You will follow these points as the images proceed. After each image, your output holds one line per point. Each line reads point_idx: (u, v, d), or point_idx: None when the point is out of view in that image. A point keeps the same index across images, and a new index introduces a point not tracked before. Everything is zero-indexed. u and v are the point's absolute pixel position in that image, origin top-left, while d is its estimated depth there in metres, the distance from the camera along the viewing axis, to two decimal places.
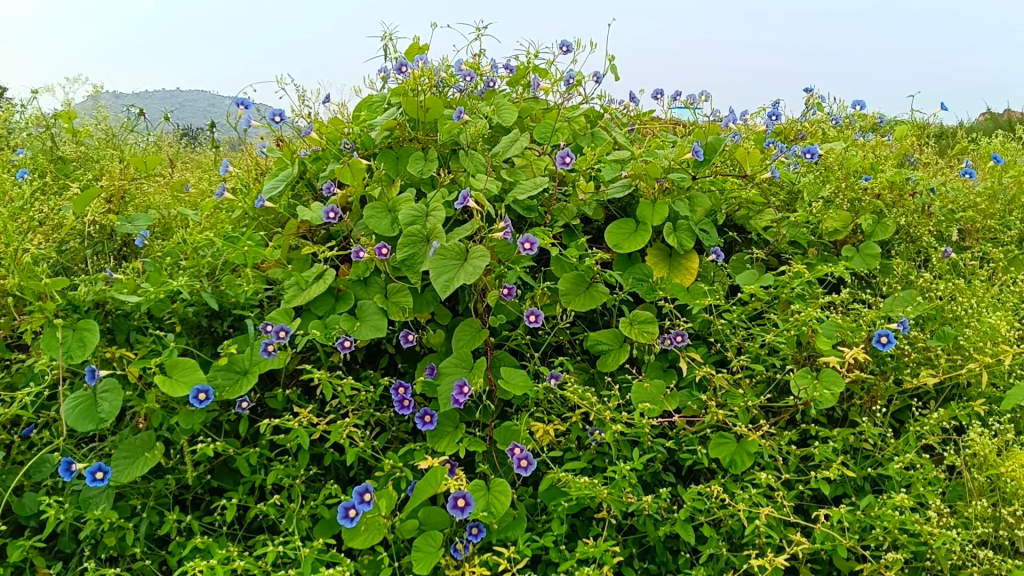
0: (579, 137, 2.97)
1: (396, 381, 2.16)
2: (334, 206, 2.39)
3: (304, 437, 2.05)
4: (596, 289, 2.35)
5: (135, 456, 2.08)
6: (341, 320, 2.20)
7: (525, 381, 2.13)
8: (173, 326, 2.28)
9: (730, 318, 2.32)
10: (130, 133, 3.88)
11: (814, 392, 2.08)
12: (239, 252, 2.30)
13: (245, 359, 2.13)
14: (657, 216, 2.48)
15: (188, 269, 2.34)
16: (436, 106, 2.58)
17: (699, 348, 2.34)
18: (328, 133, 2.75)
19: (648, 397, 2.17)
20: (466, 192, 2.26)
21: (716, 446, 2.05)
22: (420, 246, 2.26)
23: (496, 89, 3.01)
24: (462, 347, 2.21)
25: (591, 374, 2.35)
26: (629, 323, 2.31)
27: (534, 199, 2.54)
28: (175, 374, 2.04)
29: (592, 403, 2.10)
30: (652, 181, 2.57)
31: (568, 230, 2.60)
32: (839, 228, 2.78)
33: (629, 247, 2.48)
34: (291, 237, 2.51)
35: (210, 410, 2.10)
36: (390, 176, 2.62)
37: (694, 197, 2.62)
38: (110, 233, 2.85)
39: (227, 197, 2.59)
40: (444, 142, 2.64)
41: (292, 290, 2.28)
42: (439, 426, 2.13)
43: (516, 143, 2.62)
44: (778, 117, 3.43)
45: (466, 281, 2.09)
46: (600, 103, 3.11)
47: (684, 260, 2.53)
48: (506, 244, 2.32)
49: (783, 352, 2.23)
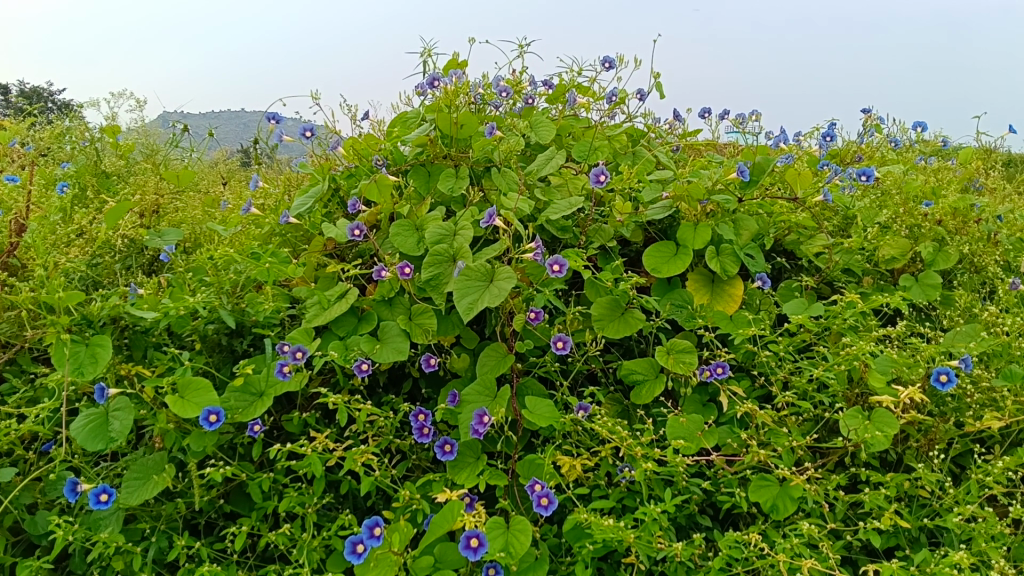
0: (620, 156, 2.85)
1: (416, 408, 2.06)
2: (359, 224, 2.30)
3: (317, 464, 1.96)
4: (631, 315, 2.23)
5: (145, 478, 2.01)
6: (361, 342, 2.11)
7: (551, 412, 2.00)
8: (193, 344, 2.22)
9: (776, 349, 2.17)
10: (175, 149, 3.89)
11: (865, 433, 1.91)
12: (260, 268, 2.23)
13: (262, 381, 2.05)
14: (699, 239, 2.34)
15: (210, 286, 2.28)
16: (470, 122, 2.49)
17: (742, 382, 2.19)
18: (360, 149, 2.68)
19: (683, 433, 2.04)
20: (493, 210, 2.16)
21: (757, 489, 1.91)
22: (445, 266, 2.16)
23: (535, 106, 2.92)
24: (487, 373, 2.09)
25: (625, 405, 2.21)
26: (666, 352, 2.18)
27: (569, 220, 2.43)
28: (187, 395, 1.97)
29: (622, 437, 1.97)
30: (694, 204, 2.44)
31: (604, 252, 2.47)
32: (897, 256, 2.59)
33: (668, 272, 2.35)
34: (317, 254, 2.44)
35: (223, 432, 2.03)
36: (421, 194, 2.54)
37: (739, 220, 2.48)
38: (139, 246, 2.81)
39: (254, 213, 2.53)
40: (476, 159, 2.55)
41: (313, 309, 2.19)
42: (459, 457, 2.02)
43: (552, 161, 2.52)
44: (833, 138, 3.26)
45: (491, 303, 1.98)
46: (643, 121, 3.01)
47: (727, 287, 2.38)
48: (537, 265, 2.22)
49: (832, 389, 2.07)
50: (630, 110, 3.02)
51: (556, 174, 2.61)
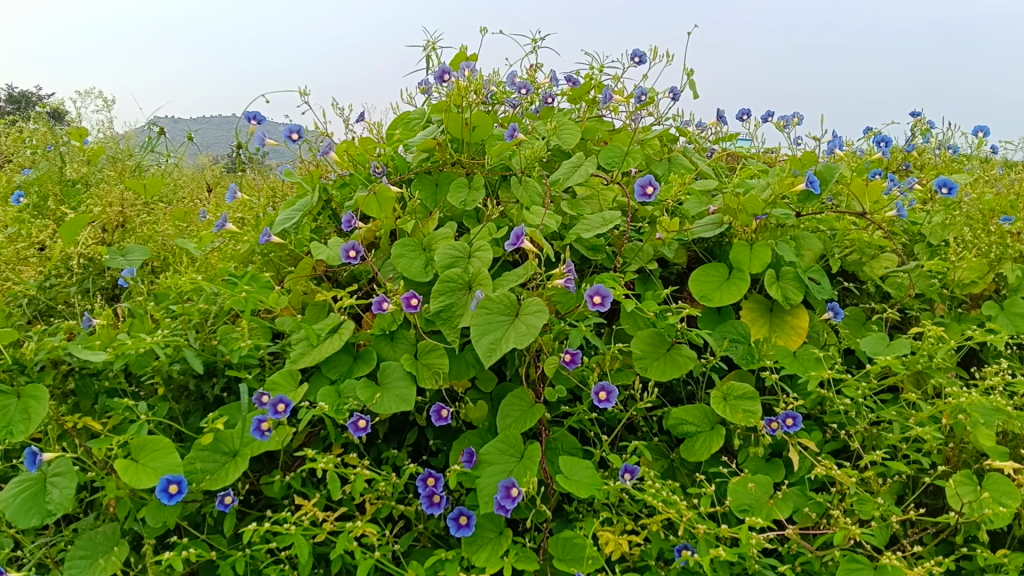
0: (654, 163, 2.49)
1: (425, 471, 1.69)
2: (355, 243, 1.92)
3: (302, 543, 1.59)
4: (679, 352, 1.87)
5: (93, 556, 1.65)
6: (358, 388, 1.73)
7: (591, 478, 1.64)
8: (155, 389, 1.85)
9: (855, 396, 1.82)
10: (150, 154, 3.51)
11: (983, 506, 1.54)
12: (234, 297, 1.85)
13: (235, 437, 1.68)
14: (757, 262, 1.99)
15: (175, 318, 1.91)
16: (484, 124, 2.13)
17: (813, 434, 1.84)
18: (355, 154, 2.32)
19: (748, 501, 1.69)
20: (518, 229, 1.78)
21: (846, 574, 1.55)
22: (459, 295, 1.79)
23: (555, 107, 2.55)
24: (510, 428, 1.71)
25: (672, 461, 1.86)
26: (723, 400, 1.83)
27: (601, 239, 2.06)
28: (143, 458, 1.60)
29: (681, 510, 1.61)
30: (749, 219, 2.08)
31: (642, 277, 2.11)
32: (975, 279, 2.22)
33: (721, 300, 1.98)
34: (305, 278, 2.06)
35: (188, 500, 1.66)
36: (427, 208, 2.16)
37: (801, 238, 2.14)
38: (99, 268, 2.37)
39: (229, 230, 2.15)
40: (492, 166, 2.18)
41: (301, 347, 1.82)
42: (477, 531, 1.66)
43: (580, 169, 2.16)
44: (886, 143, 2.90)
45: (518, 344, 1.61)
46: (676, 123, 2.65)
47: (789, 318, 2.02)
48: (566, 292, 1.86)
49: (929, 446, 1.72)
50: (662, 112, 2.64)
51: (582, 184, 2.27)
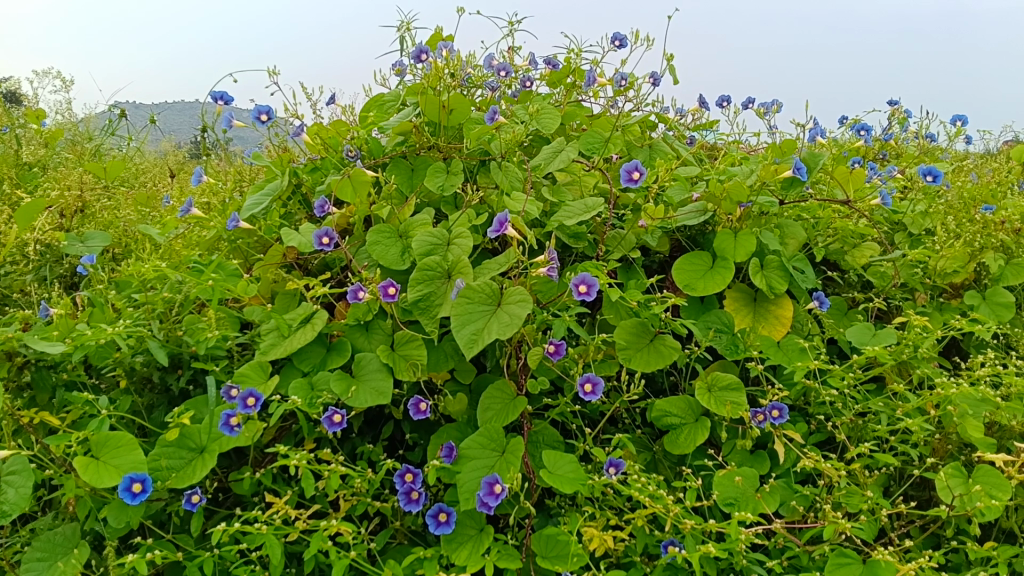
0: (635, 149, 2.43)
1: (403, 466, 1.62)
2: (328, 229, 1.83)
3: (274, 543, 1.52)
4: (662, 343, 1.82)
5: (52, 558, 1.56)
6: (332, 381, 1.66)
7: (575, 473, 1.58)
8: (117, 382, 1.76)
9: (842, 387, 1.79)
10: (110, 137, 3.38)
11: (975, 499, 1.52)
12: (200, 286, 1.76)
13: (202, 433, 1.60)
14: (741, 250, 1.94)
15: (138, 307, 1.82)
16: (461, 107, 2.07)
17: (799, 426, 1.80)
18: (327, 138, 2.24)
19: (735, 494, 1.65)
20: (500, 216, 1.72)
21: (836, 568, 1.52)
22: (438, 283, 1.72)
23: (534, 91, 2.48)
24: (491, 421, 1.66)
25: (654, 453, 1.81)
26: (708, 391, 1.78)
27: (582, 226, 2.01)
28: (104, 455, 1.51)
29: (667, 505, 1.57)
30: (733, 207, 2.02)
31: (625, 265, 2.06)
32: (957, 269, 2.19)
33: (705, 289, 1.93)
34: (274, 266, 1.97)
35: (153, 499, 1.58)
36: (403, 193, 2.09)
37: (784, 226, 2.11)
38: (57, 255, 2.26)
39: (195, 215, 2.06)
40: (470, 151, 2.11)
41: (271, 338, 1.74)
42: (457, 529, 1.60)
43: (560, 155, 2.10)
44: (866, 131, 2.87)
45: (500, 334, 1.54)
46: (657, 109, 2.59)
47: (773, 308, 1.98)
48: (547, 281, 1.81)
49: (917, 438, 1.69)
50: (642, 97, 2.58)
51: (562, 169, 2.21)
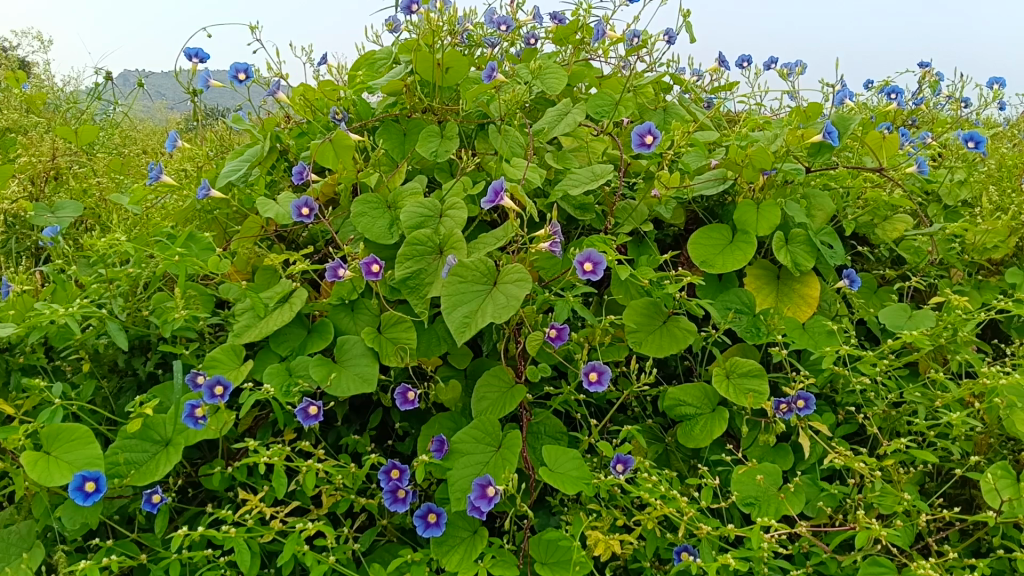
0: (648, 113, 2.25)
1: (389, 462, 1.47)
2: (308, 198, 1.65)
3: (244, 547, 1.37)
4: (676, 325, 1.65)
5: (4, 561, 1.42)
6: (312, 367, 1.51)
7: (579, 471, 1.43)
8: (79, 366, 1.61)
9: (874, 375, 1.62)
10: (94, 101, 3.19)
11: None
12: (166, 261, 1.60)
13: (167, 424, 1.45)
14: (765, 223, 1.76)
15: (102, 284, 1.66)
16: (458, 64, 1.88)
17: (826, 416, 1.64)
18: (314, 99, 2.06)
19: (755, 493, 1.50)
20: (496, 185, 1.54)
21: None
22: (429, 260, 1.55)
23: (538, 49, 2.28)
24: (486, 412, 1.50)
25: (666, 445, 1.65)
26: (725, 378, 1.62)
27: (589, 196, 1.84)
28: (56, 449, 1.36)
29: (681, 507, 1.41)
30: (756, 175, 1.84)
31: (635, 239, 1.90)
32: (998, 245, 2.00)
33: (724, 266, 1.76)
34: (251, 240, 1.80)
35: (114, 496, 1.44)
36: (394, 159, 1.92)
37: (812, 197, 1.93)
38: (25, 226, 2.11)
39: (166, 182, 1.88)
40: (468, 113, 1.93)
41: (245, 319, 1.59)
42: (448, 530, 1.45)
43: (566, 117, 1.92)
44: (896, 94, 2.67)
45: (496, 318, 1.38)
46: (672, 69, 2.40)
47: (798, 286, 1.81)
48: (551, 257, 1.63)
49: (960, 433, 1.52)
50: (655, 57, 2.38)
51: (567, 134, 2.03)
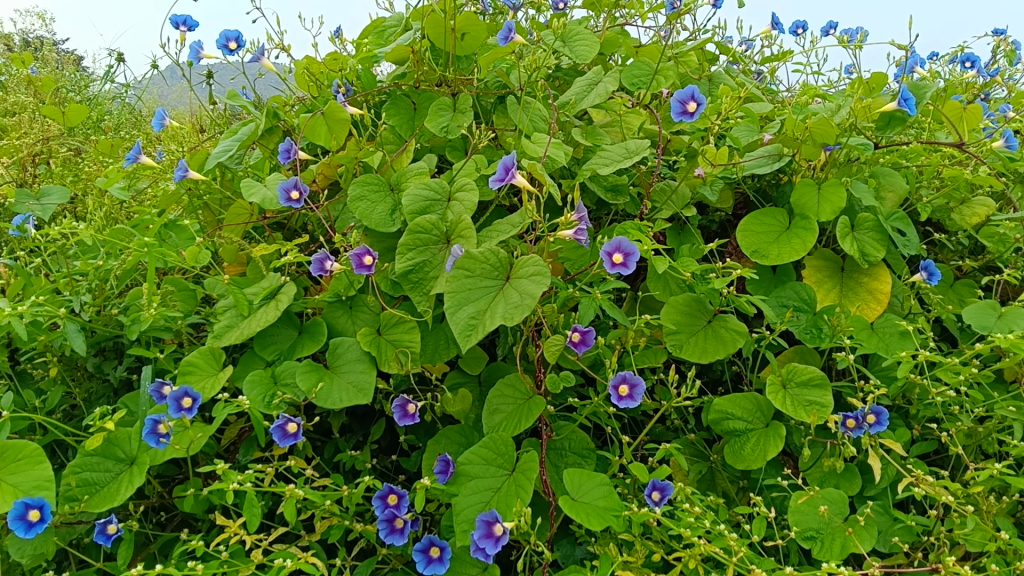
0: (690, 84, 2.00)
1: (385, 488, 1.26)
2: (297, 180, 1.45)
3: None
4: (724, 325, 1.42)
5: None
6: (299, 375, 1.30)
7: (607, 499, 1.21)
8: (45, 371, 1.43)
9: (958, 385, 1.37)
10: (104, 84, 3.04)
11: None
12: (137, 253, 1.41)
13: (132, 440, 1.26)
14: (827, 208, 1.52)
15: (71, 279, 1.48)
16: (474, 29, 1.65)
17: (899, 432, 1.40)
18: (317, 72, 1.86)
19: (815, 526, 1.26)
20: (510, 162, 1.32)
21: None
22: (434, 250, 1.34)
23: (568, 14, 2.04)
24: (499, 428, 1.29)
25: (711, 464, 1.42)
26: (781, 387, 1.38)
27: (623, 176, 1.61)
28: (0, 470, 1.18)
29: (729, 544, 1.18)
30: (816, 151, 1.60)
31: (676, 225, 1.67)
32: None
33: (780, 257, 1.51)
34: (242, 228, 1.61)
35: (75, 522, 1.26)
36: (402, 136, 1.72)
37: (880, 175, 1.68)
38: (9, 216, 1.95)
39: (148, 163, 1.70)
40: (485, 84, 1.71)
41: (227, 318, 1.38)
42: (454, 566, 1.24)
43: (597, 87, 1.68)
44: (973, 62, 2.37)
45: (507, 321, 1.16)
46: (718, 35, 2.15)
47: (865, 280, 1.56)
48: (577, 247, 1.45)
49: None
50: (699, 23, 2.14)
51: (598, 107, 1.80)
